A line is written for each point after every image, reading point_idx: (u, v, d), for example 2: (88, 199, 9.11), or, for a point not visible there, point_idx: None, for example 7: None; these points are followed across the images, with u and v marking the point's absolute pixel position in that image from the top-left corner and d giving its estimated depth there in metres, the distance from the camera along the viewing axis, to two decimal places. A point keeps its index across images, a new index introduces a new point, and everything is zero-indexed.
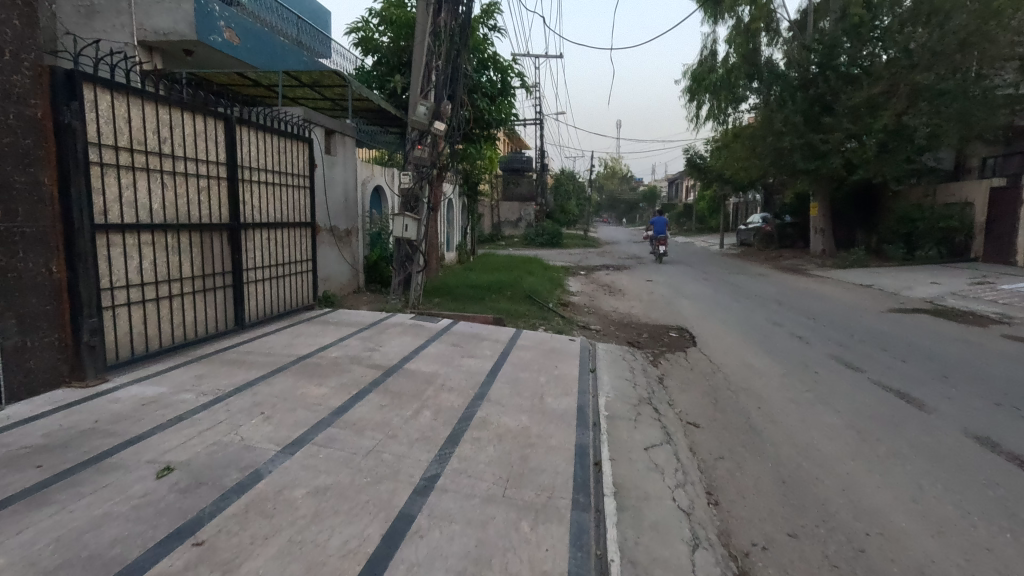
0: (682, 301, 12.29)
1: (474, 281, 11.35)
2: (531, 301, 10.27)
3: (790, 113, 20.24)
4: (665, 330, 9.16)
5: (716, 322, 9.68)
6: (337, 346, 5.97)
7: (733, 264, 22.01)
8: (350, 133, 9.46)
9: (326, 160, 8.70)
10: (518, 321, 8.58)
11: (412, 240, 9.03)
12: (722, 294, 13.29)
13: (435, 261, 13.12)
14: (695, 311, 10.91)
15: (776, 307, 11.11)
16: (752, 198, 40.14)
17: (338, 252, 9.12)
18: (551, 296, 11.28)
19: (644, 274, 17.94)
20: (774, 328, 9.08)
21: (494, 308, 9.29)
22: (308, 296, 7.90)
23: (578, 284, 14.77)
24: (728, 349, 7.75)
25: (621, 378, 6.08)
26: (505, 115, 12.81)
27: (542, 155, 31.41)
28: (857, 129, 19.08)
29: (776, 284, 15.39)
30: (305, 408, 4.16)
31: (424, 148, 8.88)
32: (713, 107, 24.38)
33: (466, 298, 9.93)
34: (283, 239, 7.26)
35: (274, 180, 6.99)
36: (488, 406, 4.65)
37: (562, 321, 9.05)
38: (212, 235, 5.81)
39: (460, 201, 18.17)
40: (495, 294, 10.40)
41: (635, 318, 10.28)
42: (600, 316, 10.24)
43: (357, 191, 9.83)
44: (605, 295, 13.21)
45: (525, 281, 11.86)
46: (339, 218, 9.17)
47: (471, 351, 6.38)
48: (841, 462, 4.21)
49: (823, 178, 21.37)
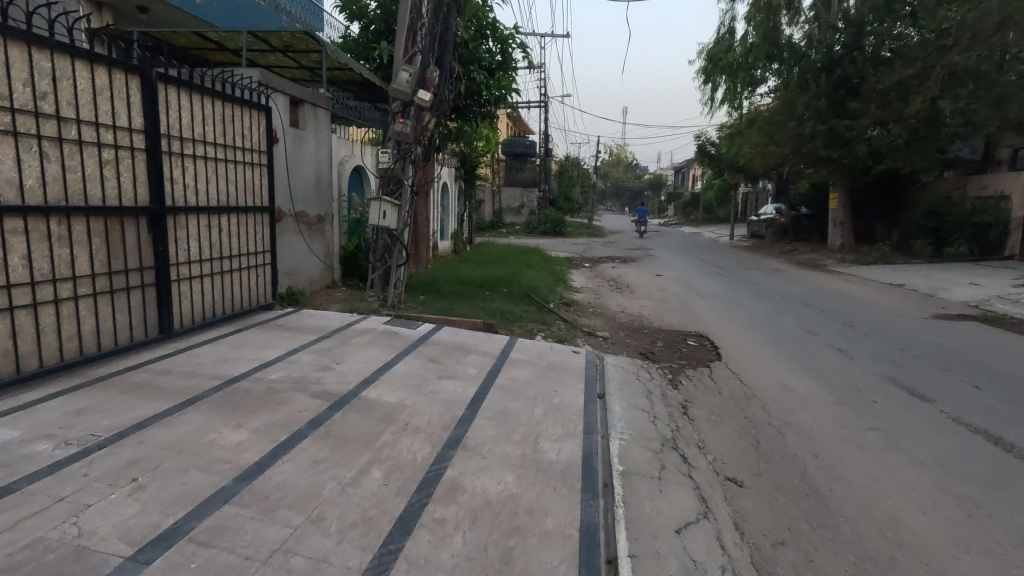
0: (698, 300, 11.06)
1: (466, 275, 10.17)
2: (529, 301, 9.10)
3: (814, 96, 18.80)
4: (683, 340, 7.94)
5: (740, 329, 8.46)
6: (283, 363, 4.78)
7: (747, 258, 20.69)
8: (324, 105, 8.16)
9: (293, 135, 7.45)
10: (513, 326, 7.41)
11: (392, 229, 7.80)
12: (740, 291, 12.04)
13: (423, 250, 11.89)
14: (714, 314, 9.68)
15: (806, 311, 9.87)
16: (763, 188, 38.65)
17: (307, 242, 7.89)
18: (552, 294, 10.08)
19: (653, 268, 16.65)
20: (809, 338, 7.85)
21: (486, 310, 8.07)
22: (264, 295, 6.71)
23: (582, 278, 13.55)
24: (759, 365, 6.55)
25: (637, 408, 4.88)
26: (505, 91, 11.52)
27: (546, 139, 30.00)
28: (887, 114, 17.63)
29: (798, 281, 14.13)
30: (202, 467, 2.99)
31: (406, 122, 7.55)
32: (729, 89, 22.87)
33: (456, 296, 8.77)
34: (232, 227, 6.06)
35: (220, 156, 5.79)
36: (463, 460, 3.46)
37: (563, 326, 7.86)
38: (124, 222, 4.63)
39: (456, 185, 16.85)
40: (489, 292, 9.22)
41: (647, 321, 9.07)
42: (608, 319, 9.02)
43: (331, 171, 8.57)
44: (611, 292, 11.97)
45: (524, 276, 10.67)
46: (308, 202, 7.93)
47: (451, 370, 5.17)
48: (948, 554, 3.04)
49: (845, 168, 20.00)
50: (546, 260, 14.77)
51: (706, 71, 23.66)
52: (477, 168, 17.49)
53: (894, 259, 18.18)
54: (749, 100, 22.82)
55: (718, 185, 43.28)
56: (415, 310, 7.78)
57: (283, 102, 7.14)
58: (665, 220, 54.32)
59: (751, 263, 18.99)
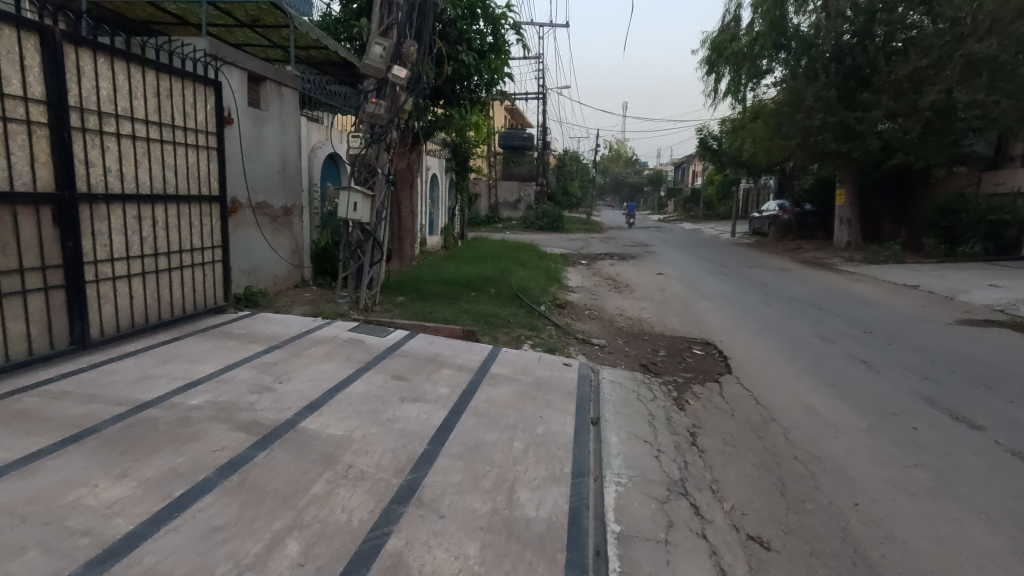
0: (702, 302, 10.26)
1: (451, 273, 9.36)
2: (519, 302, 8.32)
3: (823, 87, 17.93)
4: (688, 349, 7.14)
5: (750, 336, 7.68)
6: (213, 382, 3.99)
7: (751, 256, 19.91)
8: (290, 83, 7.33)
9: (252, 116, 6.61)
10: (498, 334, 6.60)
11: (364, 222, 7.01)
12: (747, 293, 11.28)
13: (407, 246, 11.08)
14: (720, 317, 8.91)
15: (821, 316, 9.08)
16: (765, 184, 37.81)
17: (270, 236, 7.09)
18: (544, 294, 9.28)
19: (653, 266, 15.86)
20: (828, 348, 7.07)
21: (469, 314, 7.28)
22: (213, 296, 5.90)
23: (578, 277, 12.75)
24: (775, 380, 5.77)
25: (637, 438, 4.11)
26: (497, 75, 10.73)
27: (543, 131, 29.10)
28: (899, 106, 16.80)
29: (807, 282, 13.34)
30: (47, 544, 2.21)
31: (380, 102, 6.73)
32: (733, 80, 21.98)
33: (438, 298, 7.97)
34: (171, 219, 5.24)
35: (153, 136, 4.97)
36: (413, 522, 2.68)
37: (553, 331, 7.07)
38: (16, 210, 3.83)
39: (447, 177, 15.99)
40: (475, 293, 8.42)
41: (648, 326, 8.28)
42: (605, 323, 8.21)
43: (300, 158, 7.75)
44: (609, 293, 11.17)
45: (514, 275, 9.88)
46: (271, 193, 7.10)
47: (417, 390, 4.37)
48: None
49: (854, 163, 19.19)
50: (541, 257, 13.97)
51: (710, 62, 22.77)
52: (469, 160, 16.63)
53: (905, 258, 17.40)
54: (754, 91, 21.93)
55: (719, 181, 42.45)
56: (391, 315, 6.99)
57: (239, 78, 6.30)
58: (665, 216, 53.55)
59: (756, 261, 18.22)
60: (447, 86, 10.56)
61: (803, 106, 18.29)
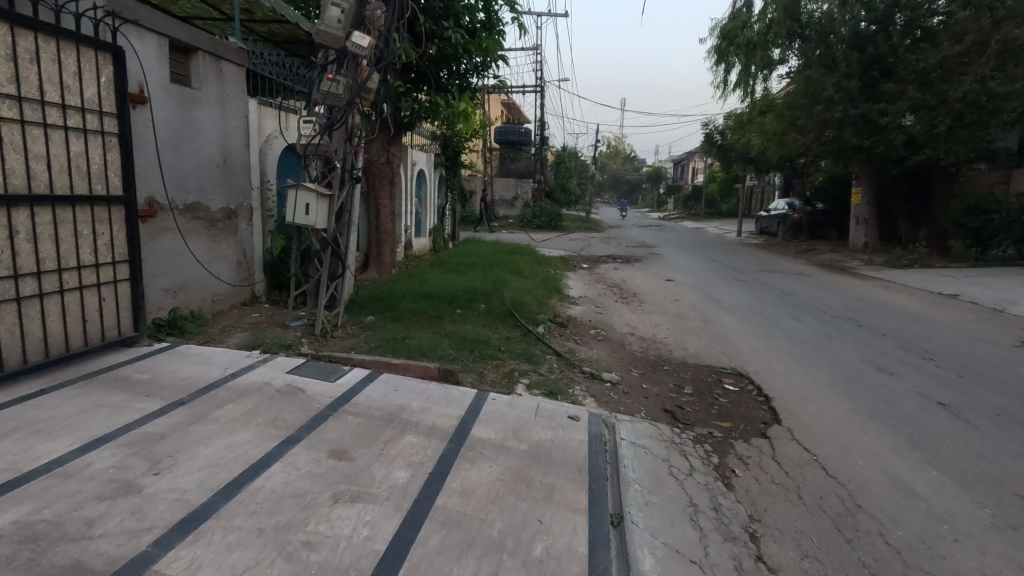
0: (724, 317, 8.95)
1: (435, 284, 8.01)
2: (513, 322, 6.97)
3: (843, 77, 16.61)
4: (718, 386, 5.84)
5: (791, 364, 6.40)
6: (47, 479, 2.67)
7: (763, 259, 18.62)
8: (233, 58, 5.99)
9: (177, 95, 5.28)
10: (486, 370, 5.24)
11: (320, 228, 5.67)
12: (770, 305, 10.00)
13: (387, 250, 9.75)
14: (748, 338, 7.63)
15: (864, 336, 7.82)
16: (770, 181, 36.52)
17: (205, 246, 5.76)
18: (543, 309, 7.94)
19: (660, 270, 14.54)
20: (891, 383, 5.78)
21: (451, 341, 5.97)
22: (120, 326, 4.60)
23: (580, 285, 11.43)
24: (841, 438, 4.47)
25: (677, 558, 2.82)
26: (490, 58, 9.41)
27: (541, 126, 27.68)
28: (925, 98, 15.56)
29: (833, 290, 12.07)
30: None
31: (338, 79, 5.35)
32: (744, 71, 20.60)
33: (417, 319, 6.62)
34: (45, 227, 3.94)
35: (8, 115, 3.68)
36: None
37: (555, 363, 5.75)
38: None
39: (436, 174, 14.61)
40: (462, 311, 7.08)
41: (666, 351, 6.96)
42: (615, 347, 6.90)
43: (248, 150, 6.39)
44: (615, 304, 9.87)
45: (508, 286, 8.53)
46: (206, 191, 5.74)
47: (361, 477, 3.06)
48: None
49: (873, 160, 17.92)
50: (538, 262, 12.66)
51: (719, 51, 21.37)
52: (460, 154, 15.26)
53: (933, 262, 16.13)
54: (765, 82, 20.61)
55: (722, 178, 41.19)
56: (357, 343, 5.68)
57: (155, 46, 4.96)
58: (665, 213, 52.32)
59: (769, 265, 16.93)
60: (432, 68, 9.22)
61: (822, 98, 16.93)
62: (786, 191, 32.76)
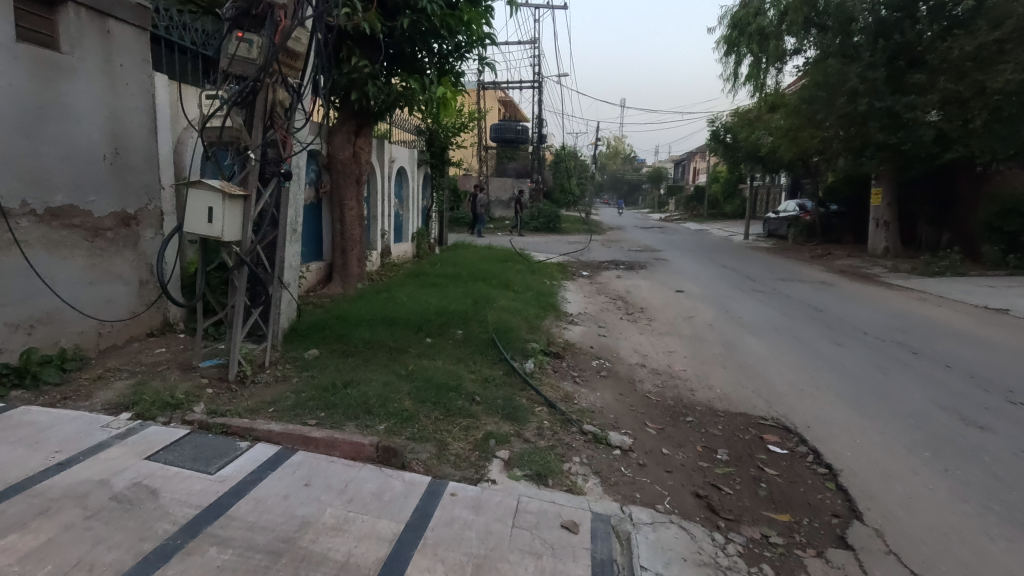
0: (750, 340, 7.57)
1: (402, 303, 6.60)
2: (496, 356, 5.55)
3: (867, 67, 15.20)
4: (759, 446, 4.44)
5: (851, 412, 5.02)
6: None
7: (778, 265, 17.18)
8: (125, 16, 4.58)
9: (27, 59, 3.91)
10: (451, 436, 3.82)
11: (228, 243, 4.22)
12: (800, 323, 8.65)
13: (354, 259, 8.35)
14: (786, 371, 6.24)
15: (923, 367, 6.46)
16: (777, 181, 35.05)
17: (79, 262, 4.36)
18: (534, 335, 6.50)
19: (667, 279, 13.13)
20: (988, 443, 4.42)
21: (412, 387, 4.57)
22: None
23: (579, 297, 10.04)
24: (960, 549, 3.11)
25: None
26: (474, 36, 8.06)
27: (539, 123, 26.19)
28: (957, 90, 14.16)
29: (866, 303, 10.66)
30: None
31: (250, 38, 3.87)
32: (755, 63, 19.14)
33: (373, 354, 5.21)
34: None
35: None
36: None
37: (548, 420, 4.33)
38: None
39: (421, 171, 13.19)
40: (432, 340, 5.67)
41: (687, 393, 5.56)
42: (624, 388, 5.49)
43: (157, 139, 4.96)
44: (620, 323, 8.47)
45: (492, 304, 7.11)
46: (86, 189, 4.37)
47: None
48: None
49: (897, 158, 16.53)
50: (533, 271, 11.26)
51: (728, 41, 19.89)
52: (447, 151, 13.85)
53: (966, 269, 14.74)
54: (777, 74, 19.22)
55: (727, 177, 39.84)
56: (284, 393, 4.27)
57: None
58: (667, 214, 50.82)
59: (786, 272, 15.52)
60: (406, 45, 7.84)
61: (844, 90, 15.48)
62: (795, 191, 31.35)
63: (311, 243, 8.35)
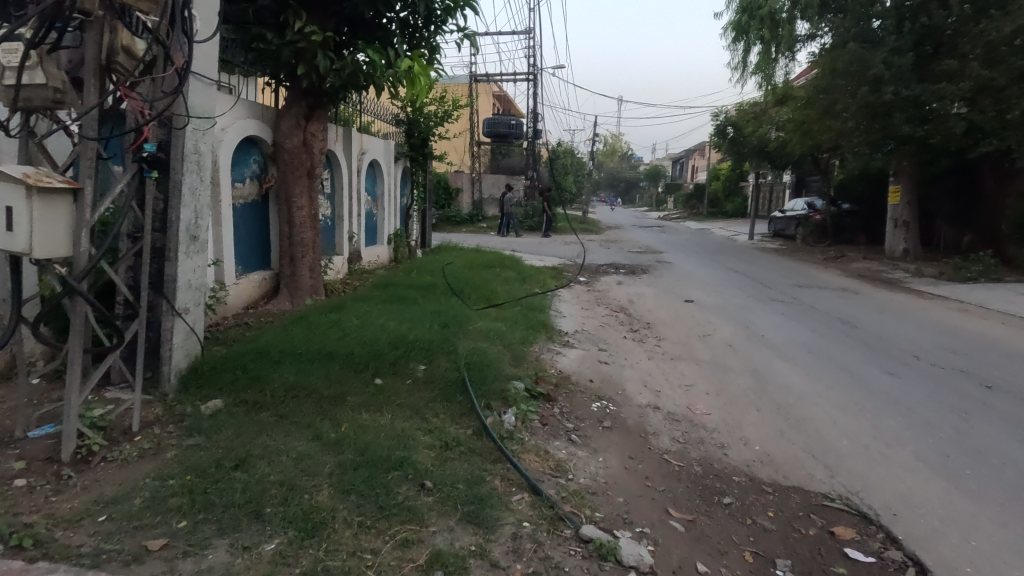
0: (782, 368, 6.23)
1: (352, 327, 5.21)
2: (466, 407, 4.16)
3: (891, 53, 13.86)
4: (832, 551, 3.12)
5: (947, 491, 3.67)
6: None
7: (791, 268, 15.85)
8: None
9: None
10: (374, 566, 2.49)
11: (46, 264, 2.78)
12: (836, 345, 7.28)
13: (304, 268, 6.96)
14: (841, 417, 4.86)
15: (1008, 408, 5.13)
16: (781, 179, 33.76)
17: None
18: (518, 369, 5.11)
19: (674, 286, 11.75)
20: None
21: (337, 467, 3.21)
22: None
23: (574, 310, 8.67)
24: None
25: None
26: (452, 2, 6.72)
27: (533, 117, 24.70)
28: (992, 77, 12.83)
29: (903, 316, 9.34)
30: None
31: None
32: (765, 51, 17.74)
33: (297, 407, 3.83)
34: None
35: None
36: None
37: (532, 519, 2.97)
38: None
39: (399, 164, 11.76)
40: (382, 383, 4.30)
41: (718, 454, 4.19)
42: (634, 450, 4.12)
43: None
44: (624, 344, 7.10)
45: (466, 326, 5.72)
46: None
47: None
48: None
49: (919, 153, 15.23)
50: (522, 281, 9.88)
51: (736, 27, 18.43)
52: (429, 143, 12.41)
53: (1001, 273, 13.44)
54: (788, 63, 17.91)
55: (728, 174, 38.55)
56: (138, 482, 2.89)
57: None
58: (665, 213, 49.50)
59: (801, 277, 14.22)
60: (367, 10, 6.48)
61: (866, 77, 14.09)
62: (801, 189, 29.99)
63: (254, 248, 6.97)
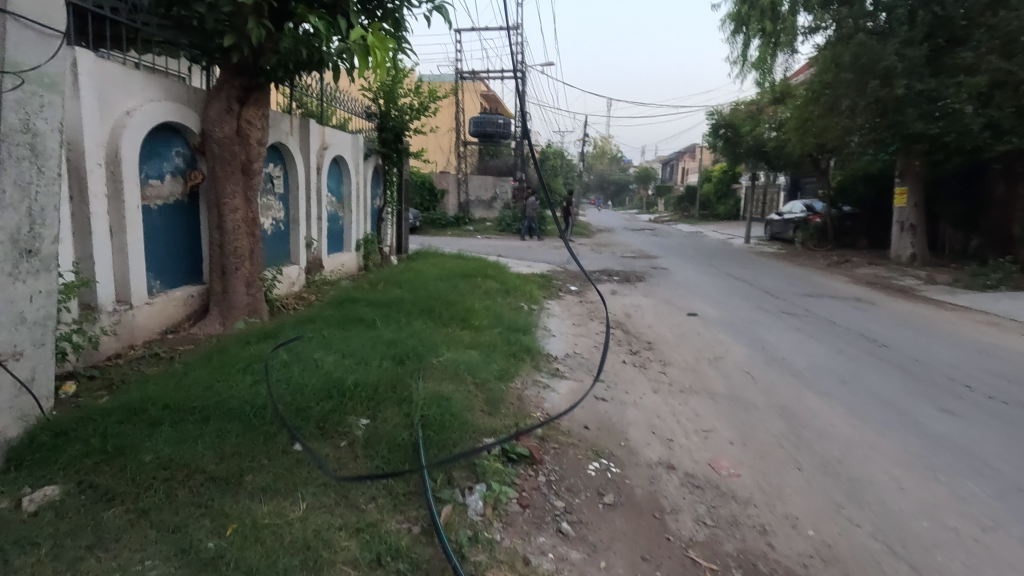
0: (817, 404, 5.14)
1: (277, 365, 4.03)
2: (415, 486, 3.01)
3: (902, 44, 12.90)
4: None
5: None
6: None
7: (795, 275, 14.83)
8: None
9: None
10: None
11: None
12: (871, 371, 6.20)
13: (237, 282, 5.75)
14: (908, 480, 3.76)
15: None
16: (775, 181, 32.98)
17: None
18: (491, 417, 3.95)
19: (674, 296, 10.65)
20: None
21: None
22: None
23: (564, 327, 7.54)
24: None
25: None
26: None
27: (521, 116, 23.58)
28: (1010, 70, 11.94)
29: (933, 331, 8.32)
30: None
31: None
32: (764, 44, 16.77)
33: (167, 496, 2.66)
34: None
35: None
36: None
37: None
38: None
39: (370, 161, 10.58)
40: (302, 450, 3.13)
41: (760, 545, 3.07)
42: (646, 544, 2.99)
43: None
44: (624, 371, 5.97)
45: (428, 359, 4.56)
46: None
47: None
48: None
49: (929, 153, 14.33)
50: (504, 292, 8.76)
51: (734, 20, 17.44)
52: (404, 138, 11.22)
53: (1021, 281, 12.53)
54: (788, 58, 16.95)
55: (720, 175, 37.72)
56: None
57: None
58: (656, 216, 48.66)
59: (807, 284, 13.21)
60: None
61: (876, 71, 13.13)
62: (796, 192, 29.15)
63: (178, 257, 5.77)
